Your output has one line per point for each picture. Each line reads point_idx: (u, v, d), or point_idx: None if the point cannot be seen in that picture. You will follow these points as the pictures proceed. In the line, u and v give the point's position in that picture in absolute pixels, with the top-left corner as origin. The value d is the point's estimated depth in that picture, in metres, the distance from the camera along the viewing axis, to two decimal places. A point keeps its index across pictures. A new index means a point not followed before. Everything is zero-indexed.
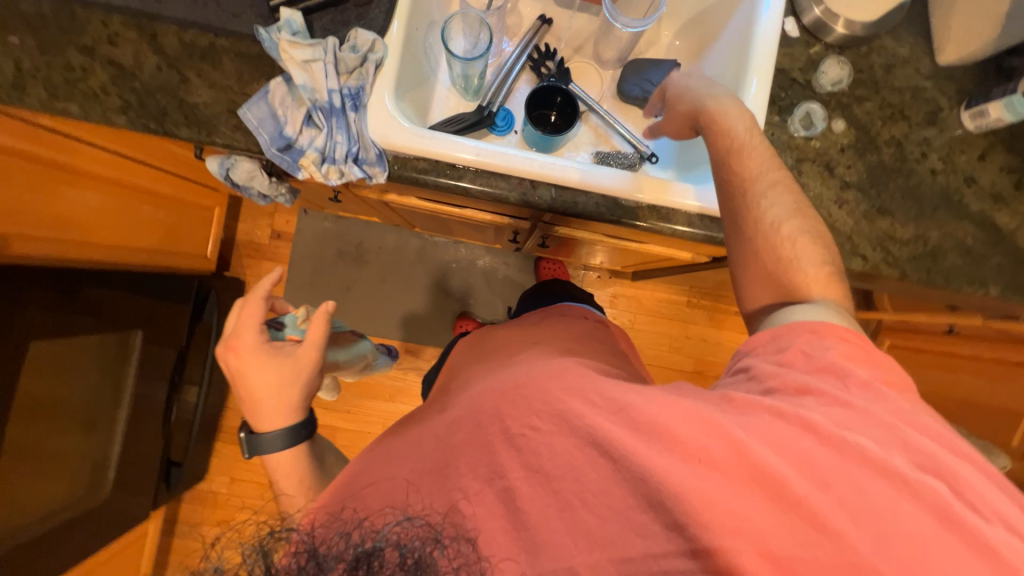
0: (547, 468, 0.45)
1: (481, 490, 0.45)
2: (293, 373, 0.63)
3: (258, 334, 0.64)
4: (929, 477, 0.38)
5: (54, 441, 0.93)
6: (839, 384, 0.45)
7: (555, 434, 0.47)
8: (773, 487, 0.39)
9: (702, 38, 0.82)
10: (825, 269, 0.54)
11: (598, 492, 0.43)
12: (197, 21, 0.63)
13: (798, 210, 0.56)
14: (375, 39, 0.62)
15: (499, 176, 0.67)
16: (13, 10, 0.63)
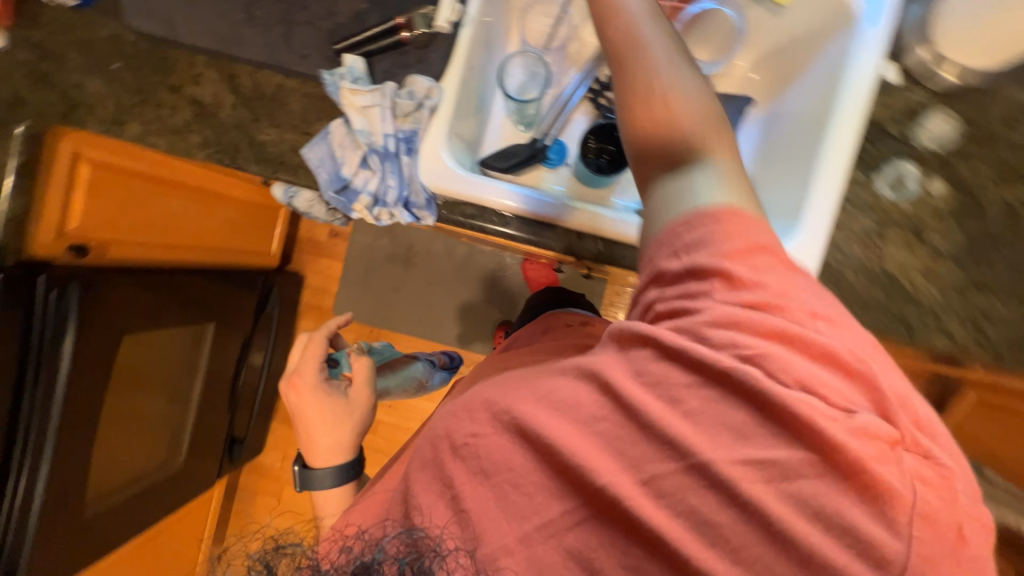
0: (488, 467, 0.42)
1: (434, 502, 0.43)
2: (347, 410, 0.69)
3: (316, 372, 0.71)
4: (748, 365, 0.38)
5: (131, 416, 1.05)
6: (705, 294, 0.42)
7: (494, 436, 0.42)
8: (630, 412, 0.40)
9: (783, 71, 0.75)
10: (710, 122, 0.48)
11: (528, 472, 0.41)
12: (270, 63, 0.66)
13: (677, 69, 0.49)
14: (432, 85, 0.63)
15: (542, 225, 0.65)
16: (116, 52, 0.69)
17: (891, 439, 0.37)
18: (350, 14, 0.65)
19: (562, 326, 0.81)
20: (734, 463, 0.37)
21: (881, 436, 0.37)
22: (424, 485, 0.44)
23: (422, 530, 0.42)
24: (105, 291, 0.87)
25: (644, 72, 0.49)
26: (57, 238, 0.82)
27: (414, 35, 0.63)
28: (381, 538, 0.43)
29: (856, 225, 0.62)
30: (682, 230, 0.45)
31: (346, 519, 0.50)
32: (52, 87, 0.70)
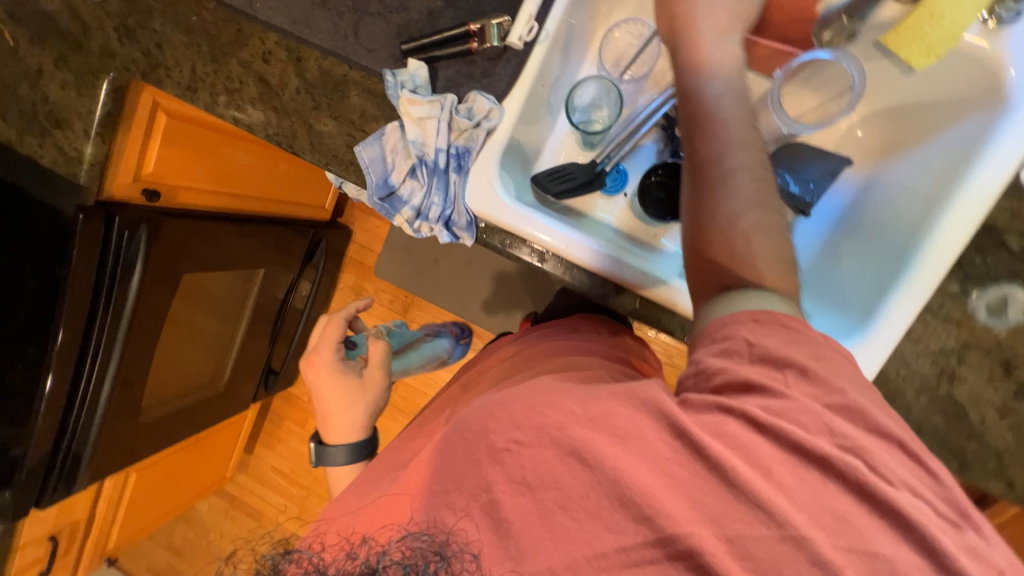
0: (530, 479, 0.41)
1: (468, 506, 0.42)
2: (359, 392, 0.72)
3: (332, 352, 0.74)
4: (850, 454, 0.38)
5: (183, 347, 1.14)
6: (783, 377, 0.42)
7: (537, 447, 0.42)
8: (716, 473, 0.39)
9: (896, 135, 0.64)
10: (780, 262, 0.49)
11: (577, 496, 0.40)
12: (336, 51, 0.65)
13: (760, 202, 0.49)
14: (492, 106, 0.59)
15: (580, 270, 0.63)
16: (196, 16, 0.70)
17: (990, 558, 0.37)
18: (423, 11, 0.61)
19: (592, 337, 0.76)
20: (836, 548, 0.36)
21: (977, 542, 0.37)
22: (433, 504, 0.44)
23: (430, 533, 0.41)
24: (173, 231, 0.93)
25: (727, 197, 0.49)
26: (132, 182, 0.87)
27: (484, 47, 0.59)
28: (387, 542, 0.41)
29: (933, 341, 0.55)
30: (740, 330, 0.45)
31: (348, 529, 0.50)
32: (137, 43, 0.72)
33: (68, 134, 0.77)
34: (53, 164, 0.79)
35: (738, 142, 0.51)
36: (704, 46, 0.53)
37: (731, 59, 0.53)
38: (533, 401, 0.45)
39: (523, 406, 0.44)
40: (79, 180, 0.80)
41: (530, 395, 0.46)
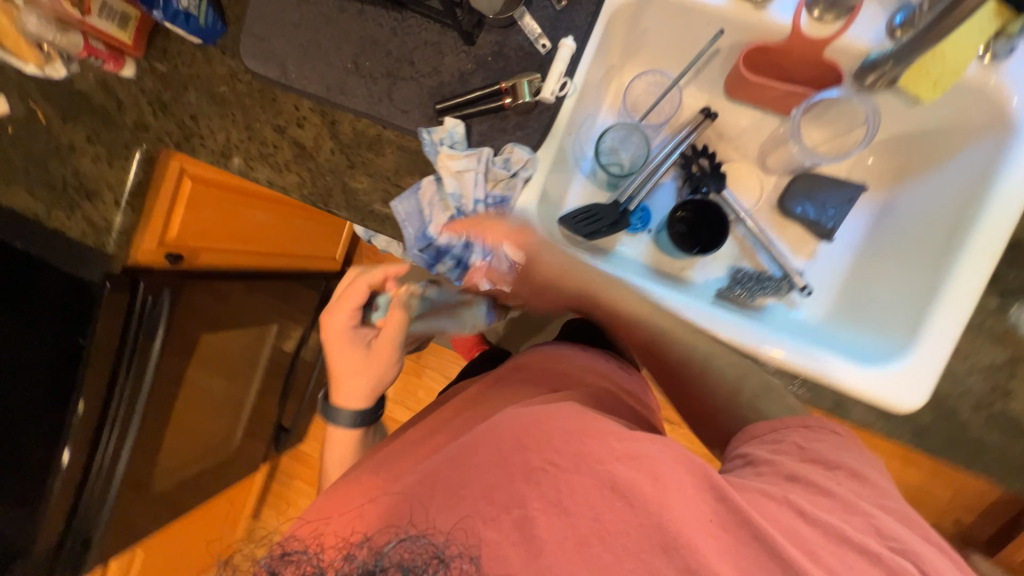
0: (565, 502, 0.40)
1: (498, 516, 0.41)
2: (370, 360, 0.74)
3: (348, 317, 0.75)
4: (902, 558, 0.39)
5: (196, 416, 1.08)
6: (829, 478, 0.46)
7: (573, 473, 0.41)
8: (766, 546, 0.39)
9: (906, 160, 0.68)
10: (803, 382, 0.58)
11: (616, 531, 0.39)
12: (371, 114, 0.67)
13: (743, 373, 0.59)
14: (529, 157, 0.61)
15: (621, 309, 0.64)
16: (231, 88, 0.73)
17: None
18: (454, 73, 0.64)
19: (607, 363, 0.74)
20: None
21: None
22: (452, 508, 0.42)
23: (427, 537, 0.40)
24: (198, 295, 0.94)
25: (720, 390, 0.59)
26: (157, 248, 0.87)
27: (518, 102, 0.61)
28: (386, 544, 0.39)
29: (980, 357, 0.56)
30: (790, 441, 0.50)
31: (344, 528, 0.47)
32: (172, 116, 0.75)
33: (99, 206, 0.78)
34: (82, 237, 0.79)
35: (693, 333, 0.61)
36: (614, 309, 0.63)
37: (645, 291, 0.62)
38: (568, 427, 0.45)
39: (558, 433, 0.44)
40: (107, 250, 0.79)
41: (568, 420, 0.46)
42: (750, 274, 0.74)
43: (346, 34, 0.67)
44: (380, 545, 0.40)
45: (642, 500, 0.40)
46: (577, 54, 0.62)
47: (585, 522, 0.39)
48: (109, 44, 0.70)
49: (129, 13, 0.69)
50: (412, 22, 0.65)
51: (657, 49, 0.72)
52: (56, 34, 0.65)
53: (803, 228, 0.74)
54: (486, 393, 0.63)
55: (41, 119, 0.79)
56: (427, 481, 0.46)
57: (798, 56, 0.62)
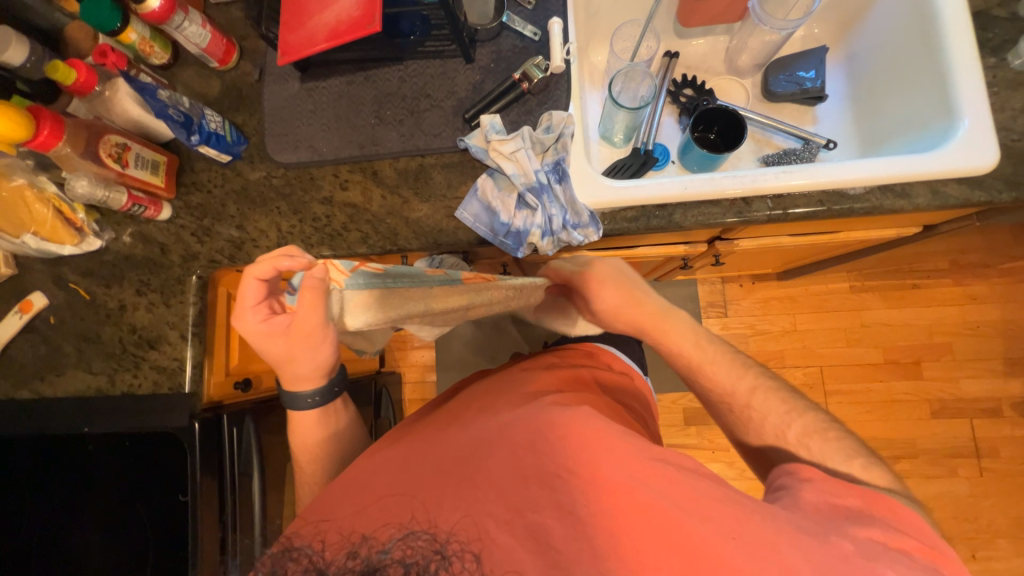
0: (581, 509, 0.48)
1: (510, 520, 0.48)
2: (297, 351, 0.63)
3: (254, 318, 0.63)
4: None
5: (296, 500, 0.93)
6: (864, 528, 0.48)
7: (587, 482, 0.49)
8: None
9: (847, 13, 0.80)
10: (886, 164, 0.62)
11: (631, 546, 0.45)
12: (408, 149, 0.73)
13: (830, 188, 0.64)
14: (566, 115, 0.67)
15: (706, 205, 0.66)
16: (268, 187, 0.77)
17: None
18: (469, 87, 0.72)
19: (604, 362, 0.84)
20: None
21: None
22: (476, 510, 0.48)
23: (430, 532, 0.47)
24: (271, 433, 0.85)
25: (828, 202, 0.64)
26: (225, 379, 0.83)
27: (534, 83, 0.69)
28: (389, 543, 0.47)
29: (1014, 103, 0.63)
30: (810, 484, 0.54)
31: (344, 522, 0.51)
32: (218, 235, 0.77)
33: (166, 350, 0.76)
34: (155, 387, 0.75)
35: (776, 179, 0.64)
36: (696, 215, 0.66)
37: (711, 180, 0.65)
38: (589, 437, 0.52)
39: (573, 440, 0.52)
40: (186, 389, 0.75)
41: (584, 423, 0.54)
42: (777, 153, 0.81)
43: (361, 98, 0.75)
44: (385, 540, 0.47)
45: (654, 511, 0.47)
46: (564, 28, 0.72)
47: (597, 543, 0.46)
48: (146, 191, 0.74)
49: (158, 159, 0.74)
50: (415, 66, 0.74)
51: (611, 20, 0.83)
52: (103, 190, 0.69)
53: (795, 103, 0.83)
54: (501, 386, 0.71)
55: (85, 294, 0.79)
56: (457, 477, 0.52)
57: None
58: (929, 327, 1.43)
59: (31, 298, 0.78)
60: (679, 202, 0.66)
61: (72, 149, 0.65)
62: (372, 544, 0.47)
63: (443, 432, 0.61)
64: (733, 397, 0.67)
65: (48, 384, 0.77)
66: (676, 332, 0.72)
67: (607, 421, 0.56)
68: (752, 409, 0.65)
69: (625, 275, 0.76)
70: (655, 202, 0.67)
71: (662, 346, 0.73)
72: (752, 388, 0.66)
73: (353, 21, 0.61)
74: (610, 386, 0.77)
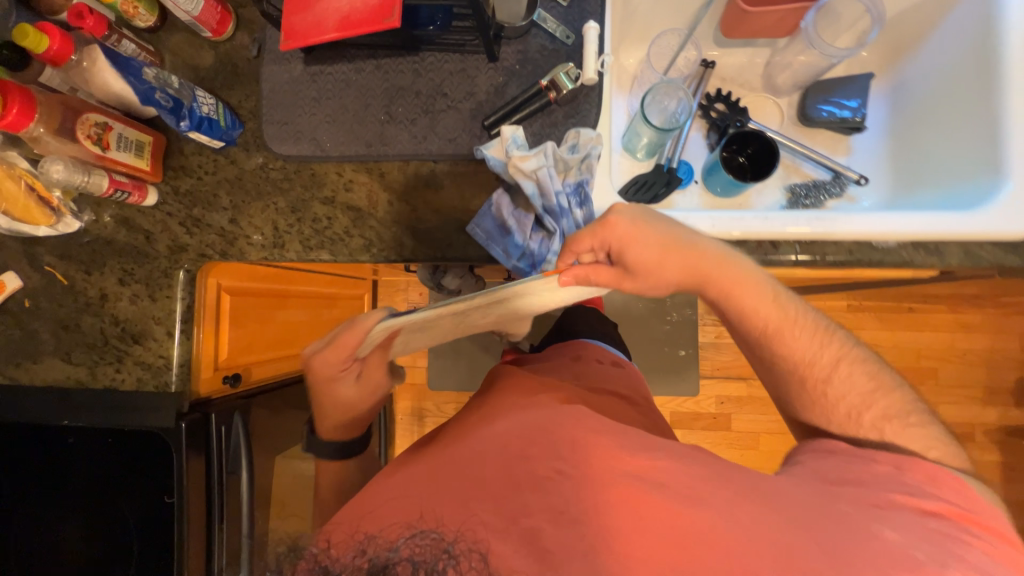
0: (570, 510, 0.46)
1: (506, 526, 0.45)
2: (356, 401, 0.63)
3: (336, 369, 0.59)
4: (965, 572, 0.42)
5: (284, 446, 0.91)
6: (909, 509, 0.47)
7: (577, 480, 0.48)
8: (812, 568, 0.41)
9: (899, 40, 0.75)
10: (921, 223, 0.60)
11: (630, 543, 0.44)
12: (420, 153, 0.67)
13: (863, 238, 0.61)
14: (595, 134, 0.62)
15: (731, 244, 0.63)
16: (264, 180, 0.71)
17: None
18: (490, 90, 0.66)
19: (592, 361, 0.83)
20: None
21: None
22: (478, 512, 0.46)
23: (437, 532, 0.42)
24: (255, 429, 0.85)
25: (861, 252, 0.61)
26: (213, 374, 0.80)
27: (562, 93, 0.64)
28: (397, 539, 0.42)
29: None
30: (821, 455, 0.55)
31: (350, 528, 0.48)
32: (208, 228, 0.72)
33: (150, 346, 0.72)
34: (139, 384, 0.72)
35: (813, 223, 0.61)
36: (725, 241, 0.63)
37: (740, 220, 0.62)
38: (582, 443, 0.52)
39: (569, 439, 0.52)
40: (173, 388, 0.72)
41: (576, 430, 0.53)
42: (806, 184, 0.78)
43: (372, 89, 0.68)
44: (393, 538, 0.43)
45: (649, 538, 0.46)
46: (600, 34, 0.65)
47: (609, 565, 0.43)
48: (130, 174, 0.68)
49: (143, 140, 0.67)
50: (432, 59, 0.68)
51: (648, 22, 0.76)
52: (83, 176, 0.62)
53: (831, 129, 0.79)
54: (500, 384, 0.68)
55: (62, 279, 0.74)
56: (457, 481, 0.50)
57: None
58: (919, 352, 1.45)
59: (3, 279, 0.73)
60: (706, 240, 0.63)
61: (45, 129, 0.59)
62: (378, 543, 0.42)
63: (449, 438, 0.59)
64: (813, 367, 0.59)
65: (25, 370, 0.73)
66: (755, 303, 0.59)
67: (599, 422, 0.56)
68: (829, 385, 0.59)
69: (657, 221, 0.58)
70: None
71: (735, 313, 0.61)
72: (835, 359, 0.59)
73: (368, 11, 0.54)
74: (602, 381, 0.76)
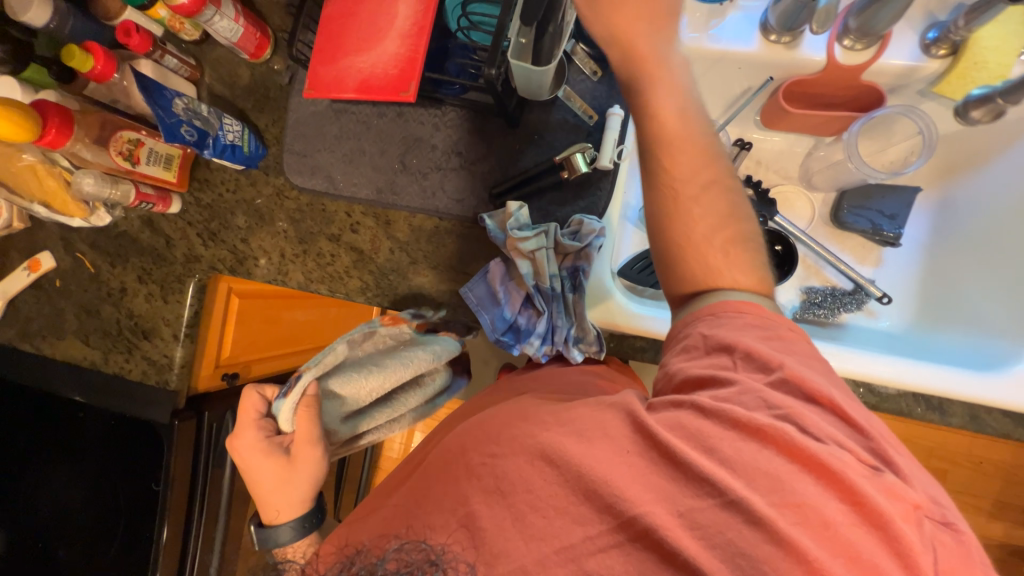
0: (504, 485, 0.43)
1: (445, 523, 0.43)
2: (290, 475, 0.57)
3: (257, 433, 0.59)
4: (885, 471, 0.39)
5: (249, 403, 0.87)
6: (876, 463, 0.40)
7: (510, 457, 0.44)
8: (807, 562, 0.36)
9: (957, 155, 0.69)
10: (935, 377, 0.56)
11: (557, 507, 0.41)
12: (426, 207, 0.67)
13: (861, 380, 0.57)
14: (599, 225, 0.61)
15: None
16: (279, 207, 0.73)
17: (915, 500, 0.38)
18: (504, 155, 0.66)
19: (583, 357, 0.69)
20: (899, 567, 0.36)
21: (907, 497, 0.38)
22: (415, 524, 0.45)
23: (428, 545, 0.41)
24: None
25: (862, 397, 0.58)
26: (213, 371, 0.86)
27: (574, 174, 0.62)
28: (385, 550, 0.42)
29: None
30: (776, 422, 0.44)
31: (342, 539, 0.50)
32: (222, 243, 0.75)
33: (158, 344, 0.77)
34: (143, 376, 0.77)
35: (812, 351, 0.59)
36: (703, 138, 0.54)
37: None
38: (524, 412, 0.50)
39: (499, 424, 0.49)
40: (171, 386, 0.77)
41: (511, 415, 0.50)
42: (826, 293, 0.73)
43: (390, 136, 0.69)
44: (380, 552, 0.42)
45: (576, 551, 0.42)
46: (624, 119, 0.64)
47: (561, 535, 0.40)
48: (157, 185, 0.71)
49: (173, 154, 0.70)
50: (453, 114, 0.67)
51: None
52: (110, 188, 0.66)
53: (863, 238, 0.74)
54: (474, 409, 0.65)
55: (89, 266, 0.79)
56: (410, 493, 0.48)
57: (819, 97, 0.64)
58: (934, 453, 1.37)
59: (40, 258, 0.79)
60: None
61: (81, 144, 0.63)
62: (366, 556, 0.41)
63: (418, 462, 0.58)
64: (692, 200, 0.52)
65: (49, 342, 0.80)
66: (674, 115, 0.52)
67: (539, 404, 0.51)
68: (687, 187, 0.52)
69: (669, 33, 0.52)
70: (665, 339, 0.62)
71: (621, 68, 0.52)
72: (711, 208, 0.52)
73: (388, 81, 0.55)
74: (583, 381, 0.60)
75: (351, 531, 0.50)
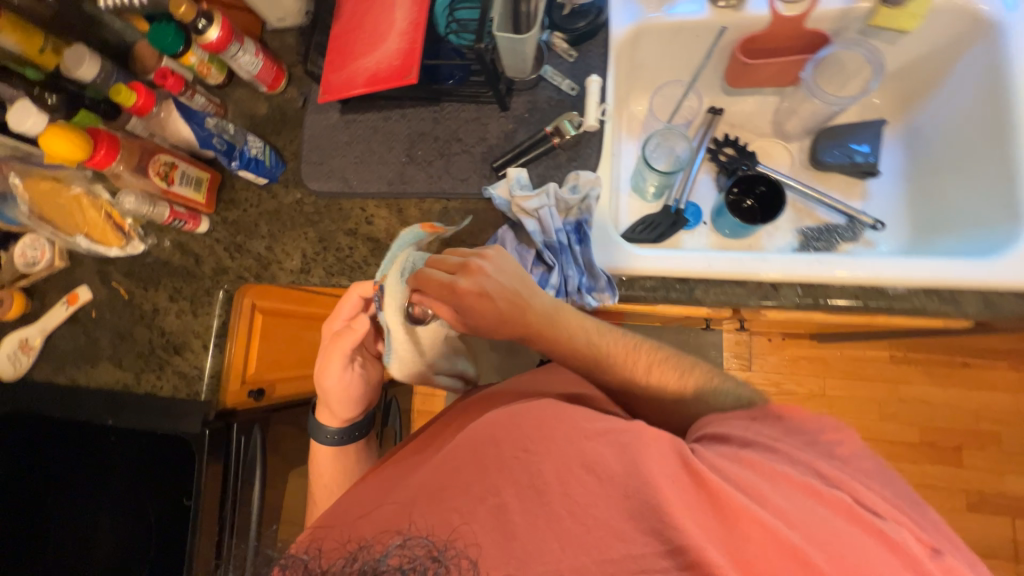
0: (538, 485, 0.46)
1: (474, 510, 0.46)
2: (352, 381, 0.70)
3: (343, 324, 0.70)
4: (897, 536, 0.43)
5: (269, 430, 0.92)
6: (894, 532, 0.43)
7: (545, 459, 0.47)
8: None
9: (910, 87, 0.76)
10: (940, 273, 0.58)
11: (586, 504, 0.45)
12: (434, 190, 0.73)
13: (869, 283, 0.59)
14: (594, 176, 0.66)
15: (729, 284, 0.64)
16: (299, 213, 0.79)
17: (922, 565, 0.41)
18: (500, 135, 0.72)
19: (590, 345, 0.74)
20: None
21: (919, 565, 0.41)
22: (439, 512, 0.46)
23: (429, 539, 0.43)
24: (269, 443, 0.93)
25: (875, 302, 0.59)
26: (240, 386, 0.87)
27: (565, 139, 0.68)
28: (388, 544, 0.43)
29: None
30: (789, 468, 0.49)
31: (348, 530, 0.50)
32: (247, 253, 0.80)
33: (188, 357, 0.80)
34: (174, 391, 0.79)
35: (816, 261, 0.61)
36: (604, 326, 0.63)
37: (744, 263, 0.63)
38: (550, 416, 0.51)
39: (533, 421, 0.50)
40: (202, 397, 0.78)
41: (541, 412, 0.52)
42: (819, 228, 0.76)
43: (396, 134, 0.76)
44: (383, 546, 0.42)
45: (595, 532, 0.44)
46: (602, 86, 0.71)
47: (604, 550, 0.43)
48: (188, 206, 0.78)
49: (202, 176, 0.78)
50: (450, 108, 0.75)
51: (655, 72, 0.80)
52: (148, 207, 0.74)
53: (845, 174, 0.78)
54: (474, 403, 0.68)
55: (124, 294, 0.84)
56: (431, 487, 0.49)
57: (772, 51, 0.72)
58: (975, 410, 1.32)
59: (78, 291, 0.84)
60: (709, 277, 0.64)
61: (124, 167, 0.70)
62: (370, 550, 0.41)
63: (415, 462, 0.59)
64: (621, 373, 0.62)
65: (84, 373, 0.83)
66: (583, 346, 0.61)
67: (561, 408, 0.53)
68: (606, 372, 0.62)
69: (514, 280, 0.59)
70: (674, 273, 0.65)
71: (510, 311, 0.58)
72: (642, 367, 0.62)
73: (392, 70, 0.63)
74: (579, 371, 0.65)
75: (353, 522, 0.51)
